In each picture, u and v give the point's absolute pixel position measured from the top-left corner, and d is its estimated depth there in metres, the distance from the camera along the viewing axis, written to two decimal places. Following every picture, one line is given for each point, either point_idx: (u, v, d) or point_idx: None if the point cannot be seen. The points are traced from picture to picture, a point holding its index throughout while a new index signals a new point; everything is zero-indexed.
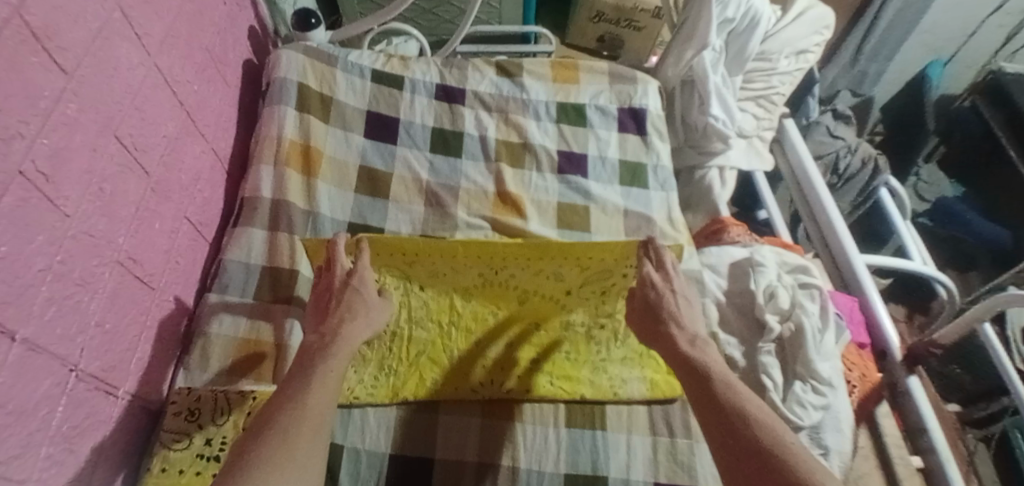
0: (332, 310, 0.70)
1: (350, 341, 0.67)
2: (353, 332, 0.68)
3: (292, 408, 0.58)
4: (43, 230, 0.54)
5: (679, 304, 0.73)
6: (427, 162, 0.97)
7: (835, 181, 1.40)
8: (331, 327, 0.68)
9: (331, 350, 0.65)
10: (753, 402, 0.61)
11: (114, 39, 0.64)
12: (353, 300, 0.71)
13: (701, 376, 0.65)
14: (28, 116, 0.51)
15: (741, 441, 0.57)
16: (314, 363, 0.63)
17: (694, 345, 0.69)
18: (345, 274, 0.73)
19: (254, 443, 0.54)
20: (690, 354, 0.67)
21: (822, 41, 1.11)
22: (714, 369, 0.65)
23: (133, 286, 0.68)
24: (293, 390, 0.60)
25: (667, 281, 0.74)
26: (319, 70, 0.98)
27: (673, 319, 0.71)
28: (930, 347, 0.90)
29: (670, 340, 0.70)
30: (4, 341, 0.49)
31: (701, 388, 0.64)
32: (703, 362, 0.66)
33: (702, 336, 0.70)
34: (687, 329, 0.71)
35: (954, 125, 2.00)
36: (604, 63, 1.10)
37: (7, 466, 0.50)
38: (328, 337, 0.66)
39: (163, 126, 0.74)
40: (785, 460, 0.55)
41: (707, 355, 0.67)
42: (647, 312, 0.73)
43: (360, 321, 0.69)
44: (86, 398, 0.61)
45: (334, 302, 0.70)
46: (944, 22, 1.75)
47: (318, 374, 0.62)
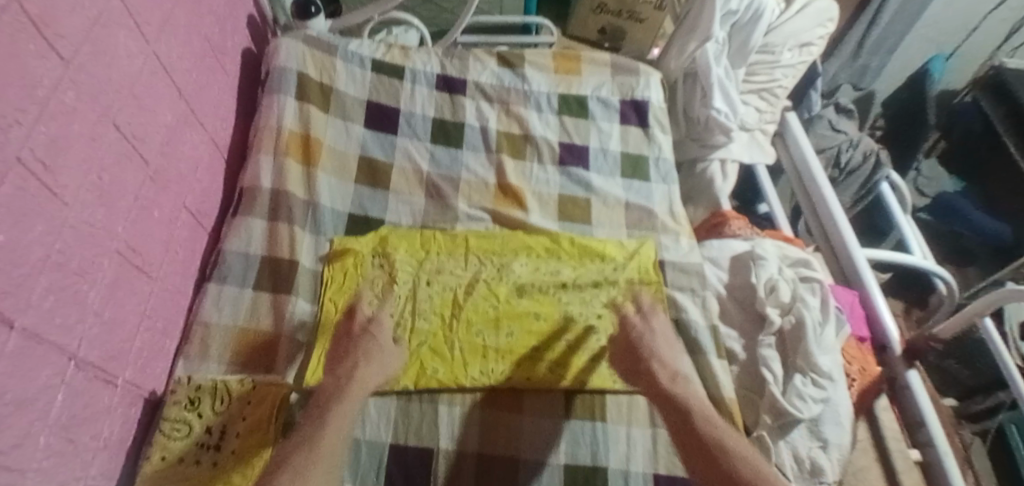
0: (348, 355, 0.70)
1: (364, 387, 0.67)
2: (368, 374, 0.68)
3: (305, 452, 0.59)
4: (41, 219, 0.53)
5: (660, 342, 0.74)
6: (427, 153, 0.97)
7: (836, 174, 1.39)
8: (347, 370, 0.68)
9: (344, 396, 0.65)
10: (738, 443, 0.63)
11: (112, 27, 0.63)
12: (367, 345, 0.71)
13: (685, 415, 0.67)
14: (25, 104, 0.51)
15: (726, 477, 0.60)
16: (328, 406, 0.64)
17: (676, 381, 0.70)
18: (363, 321, 0.73)
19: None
20: (673, 392, 0.69)
21: (826, 34, 1.10)
22: (697, 407, 0.67)
23: (131, 277, 0.67)
24: (302, 437, 0.61)
25: (645, 319, 0.76)
26: (319, 59, 0.97)
27: (654, 355, 0.72)
28: (930, 341, 0.91)
29: (652, 376, 0.71)
30: (3, 330, 0.49)
31: (688, 430, 0.66)
32: (684, 398, 0.68)
33: (682, 373, 0.71)
34: (668, 364, 0.72)
35: (955, 120, 2.00)
36: (606, 55, 1.09)
37: (7, 455, 0.50)
38: (343, 380, 0.67)
39: (162, 116, 0.73)
40: None
41: (689, 390, 0.69)
42: (628, 349, 0.74)
43: (375, 364, 0.70)
44: (85, 388, 0.60)
45: (349, 348, 0.71)
46: (947, 17, 1.75)
47: (331, 415, 0.63)
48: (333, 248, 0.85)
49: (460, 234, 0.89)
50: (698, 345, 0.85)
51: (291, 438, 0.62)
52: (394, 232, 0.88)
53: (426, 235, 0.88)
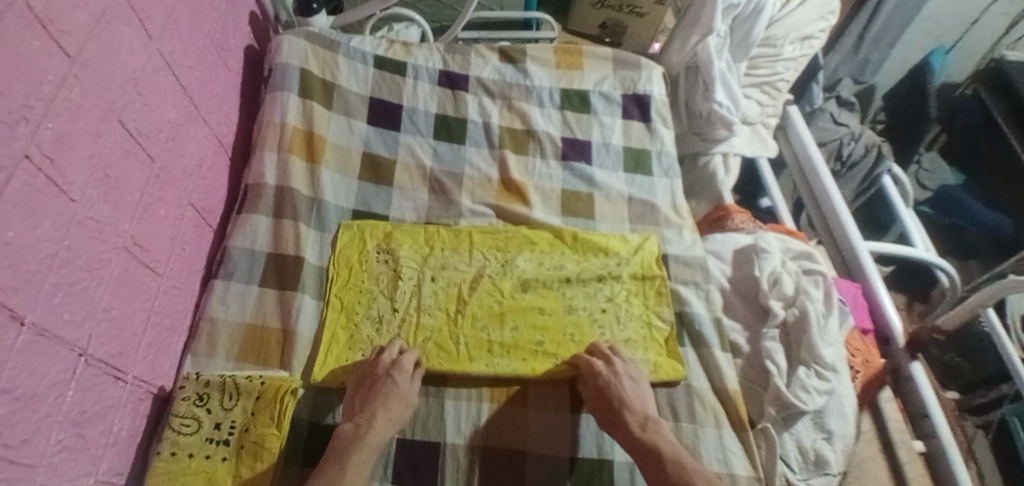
0: (371, 402, 0.70)
1: (383, 434, 0.69)
2: (383, 432, 0.69)
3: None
4: (49, 215, 0.54)
5: (632, 389, 0.75)
6: (430, 149, 0.97)
7: (838, 167, 1.39)
8: (367, 417, 0.69)
9: (362, 447, 0.67)
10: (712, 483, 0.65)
11: (117, 23, 0.63)
12: (388, 390, 0.71)
13: (656, 463, 0.68)
14: (32, 100, 0.51)
15: None
16: (344, 455, 0.66)
17: (646, 427, 0.71)
18: (388, 363, 0.74)
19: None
20: (643, 439, 0.70)
21: (827, 27, 1.10)
22: (668, 451, 0.69)
23: (138, 272, 0.68)
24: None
25: (611, 365, 0.76)
26: (321, 56, 0.98)
27: (625, 404, 0.73)
28: (933, 333, 0.90)
29: (624, 424, 0.72)
30: (13, 326, 0.49)
31: (659, 477, 0.67)
32: (656, 445, 0.69)
33: (653, 416, 0.73)
34: (638, 411, 0.73)
35: (956, 115, 2.01)
36: (607, 50, 1.09)
37: (17, 451, 0.51)
38: (362, 429, 0.68)
39: (166, 114, 0.73)
40: None
41: (661, 437, 0.70)
42: (602, 401, 0.74)
43: (393, 415, 0.70)
44: (95, 383, 0.61)
45: (373, 394, 0.71)
46: (948, 12, 1.75)
47: (350, 464, 0.65)
48: (343, 228, 0.87)
49: (464, 230, 0.90)
50: (702, 338, 0.85)
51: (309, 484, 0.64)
52: (398, 228, 0.89)
53: (428, 231, 0.89)
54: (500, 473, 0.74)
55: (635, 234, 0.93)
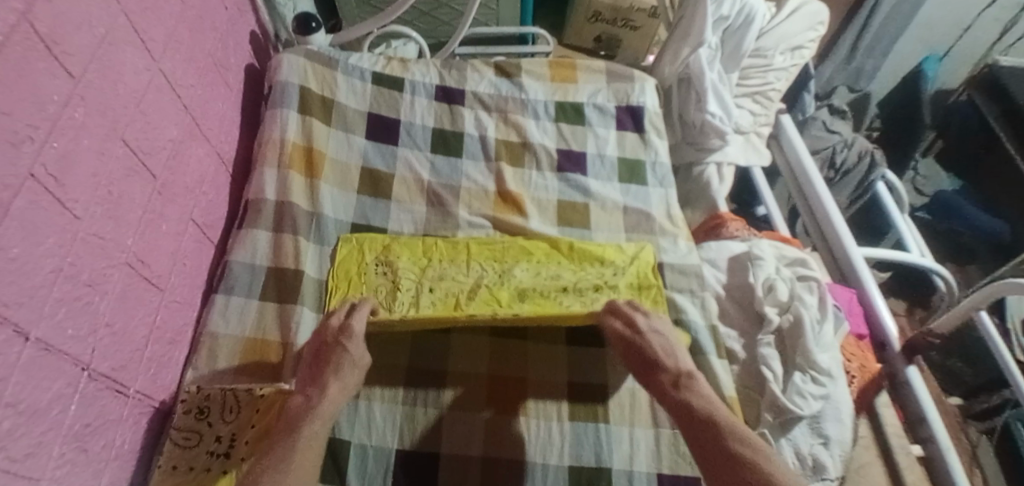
0: (324, 371, 0.70)
1: (336, 402, 0.68)
2: (332, 403, 0.67)
3: (269, 478, 0.59)
4: (53, 232, 0.55)
5: (661, 348, 0.75)
6: (428, 163, 0.98)
7: (833, 175, 1.40)
8: (319, 388, 0.68)
9: (314, 417, 0.65)
10: (747, 444, 0.63)
11: (119, 44, 0.65)
12: (339, 357, 0.70)
13: (695, 424, 0.67)
14: (37, 121, 0.53)
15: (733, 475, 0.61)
16: (295, 428, 0.64)
17: (679, 386, 0.71)
18: (338, 328, 0.73)
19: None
20: (678, 398, 0.70)
21: (817, 37, 1.12)
22: (705, 408, 0.68)
23: (140, 288, 0.69)
24: (271, 461, 0.61)
25: (635, 326, 0.77)
26: (320, 73, 0.99)
27: (660, 361, 0.74)
28: (928, 338, 0.91)
29: (659, 385, 0.72)
30: (17, 342, 0.51)
31: (709, 439, 0.65)
32: (693, 403, 0.69)
33: (686, 374, 0.72)
34: (672, 368, 0.73)
35: (952, 117, 2.03)
36: (601, 63, 1.11)
37: (22, 464, 0.52)
38: (314, 400, 0.67)
39: (168, 131, 0.75)
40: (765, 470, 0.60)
41: (697, 396, 0.70)
42: (641, 361, 0.75)
43: (346, 383, 0.69)
44: (97, 397, 0.62)
45: (324, 362, 0.71)
46: (940, 16, 1.77)
47: (302, 436, 0.63)
48: (342, 241, 0.88)
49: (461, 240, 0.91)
50: (700, 346, 0.86)
51: (259, 461, 0.62)
52: (397, 241, 0.89)
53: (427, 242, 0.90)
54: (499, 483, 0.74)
55: (631, 243, 0.94)
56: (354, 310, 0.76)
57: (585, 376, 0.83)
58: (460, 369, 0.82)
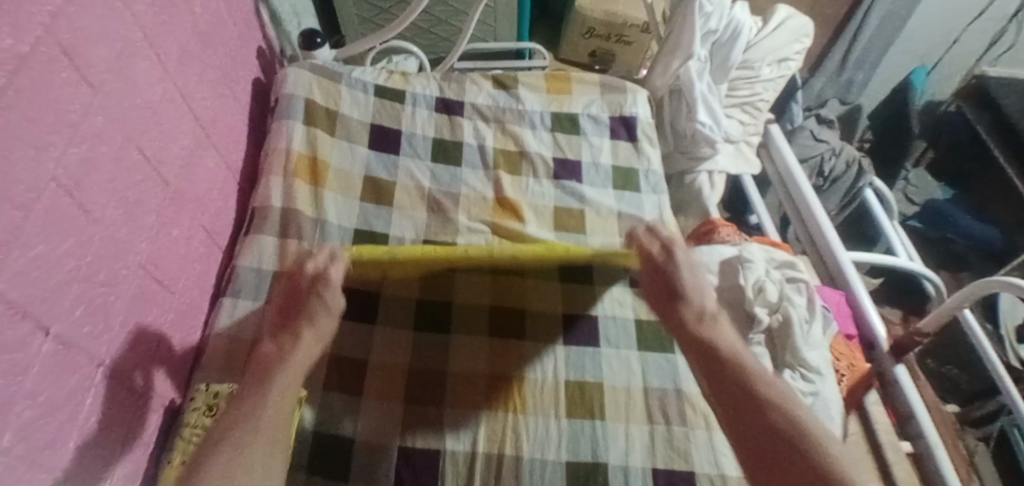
0: (296, 319, 0.63)
1: (308, 354, 0.62)
2: (306, 356, 0.62)
3: (236, 435, 0.54)
4: (73, 234, 0.58)
5: (690, 278, 0.67)
6: (428, 171, 1.02)
7: (821, 183, 1.46)
8: (290, 338, 0.62)
9: (282, 371, 0.59)
10: (781, 397, 0.57)
11: (136, 57, 0.68)
12: (313, 307, 0.63)
13: (720, 364, 0.61)
14: (60, 128, 0.56)
15: (756, 413, 0.56)
16: (264, 382, 0.58)
17: (703, 322, 0.64)
18: (311, 273, 0.65)
19: (199, 473, 0.51)
20: (703, 336, 0.63)
21: (803, 49, 1.17)
22: (726, 347, 0.62)
23: (153, 289, 0.72)
24: (237, 419, 0.55)
25: (670, 253, 0.70)
26: (325, 86, 1.03)
27: (686, 294, 0.66)
28: (914, 337, 0.93)
29: (678, 319, 0.65)
30: (38, 336, 0.54)
31: (727, 376, 0.60)
32: (714, 342, 0.62)
33: (711, 310, 0.66)
34: (695, 303, 0.66)
35: (940, 131, 2.06)
36: (595, 76, 1.16)
37: (40, 454, 0.54)
38: (285, 352, 0.61)
39: (180, 140, 0.79)
40: (786, 410, 0.56)
41: (719, 333, 0.64)
42: (663, 291, 0.68)
43: (321, 332, 0.64)
44: (110, 393, 0.65)
45: (297, 309, 0.63)
46: (929, 30, 1.89)
47: (273, 392, 0.57)
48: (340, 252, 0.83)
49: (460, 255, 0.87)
50: None
51: (222, 418, 0.56)
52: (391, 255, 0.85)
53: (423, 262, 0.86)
54: (498, 477, 0.76)
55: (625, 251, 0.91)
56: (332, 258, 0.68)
57: (580, 374, 0.86)
58: (459, 369, 0.85)
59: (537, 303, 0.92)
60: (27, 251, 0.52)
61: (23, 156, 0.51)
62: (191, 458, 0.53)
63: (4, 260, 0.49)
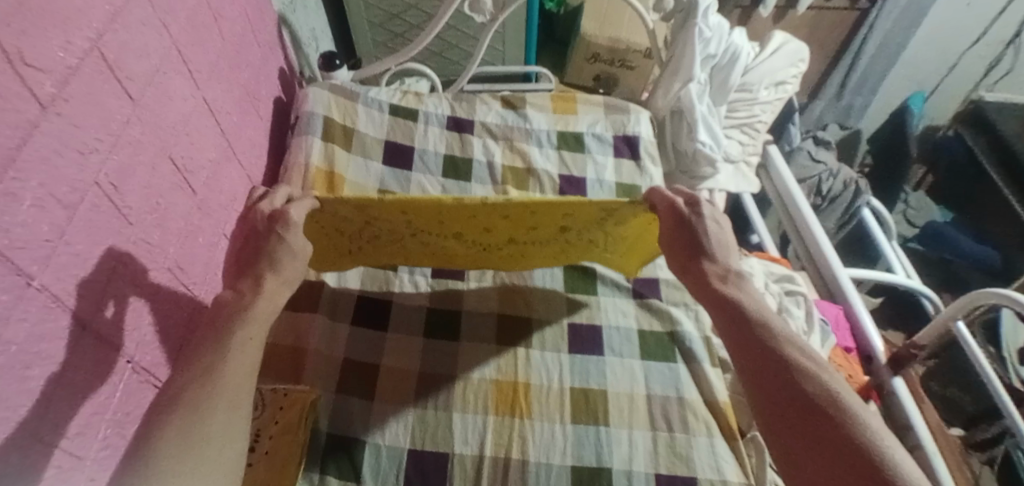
0: (260, 264, 0.67)
1: (270, 301, 0.65)
2: (265, 307, 0.64)
3: (197, 392, 0.56)
4: (110, 235, 0.61)
5: (714, 238, 0.74)
6: (439, 186, 1.06)
7: (819, 201, 1.53)
8: (253, 286, 0.65)
9: (247, 320, 0.62)
10: (795, 346, 0.65)
11: (170, 73, 0.73)
12: (275, 247, 0.68)
13: (737, 315, 0.69)
14: (101, 135, 0.59)
15: (775, 366, 0.64)
16: (227, 331, 0.61)
17: (726, 281, 0.72)
18: (271, 214, 0.70)
19: (158, 429, 0.54)
20: (724, 292, 0.71)
21: (798, 73, 1.23)
22: (748, 305, 0.69)
23: (177, 291, 0.75)
24: (196, 374, 0.57)
25: (694, 207, 0.75)
26: (343, 105, 1.08)
27: (707, 255, 0.74)
28: (912, 350, 0.96)
29: (703, 277, 0.73)
30: (75, 328, 0.57)
31: (743, 331, 0.67)
32: (738, 299, 0.70)
33: (734, 269, 0.73)
34: (720, 263, 0.73)
35: (939, 155, 2.17)
36: (600, 97, 1.21)
37: (70, 442, 0.57)
38: (247, 299, 0.64)
39: (207, 152, 0.83)
40: (801, 363, 0.63)
41: (741, 291, 0.71)
42: (687, 248, 0.75)
43: (284, 277, 0.67)
44: (136, 388, 0.68)
45: (259, 252, 0.67)
46: (924, 57, 1.98)
47: (234, 346, 0.60)
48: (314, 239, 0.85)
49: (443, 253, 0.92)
50: (693, 355, 0.93)
51: (183, 370, 0.58)
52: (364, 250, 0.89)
53: (398, 247, 0.89)
54: (506, 477, 0.79)
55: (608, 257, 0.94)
56: (291, 200, 0.72)
57: (585, 380, 0.88)
58: (467, 372, 0.87)
59: (542, 313, 0.95)
60: (69, 249, 0.56)
61: (69, 160, 0.55)
62: (150, 410, 0.56)
63: (49, 255, 0.53)
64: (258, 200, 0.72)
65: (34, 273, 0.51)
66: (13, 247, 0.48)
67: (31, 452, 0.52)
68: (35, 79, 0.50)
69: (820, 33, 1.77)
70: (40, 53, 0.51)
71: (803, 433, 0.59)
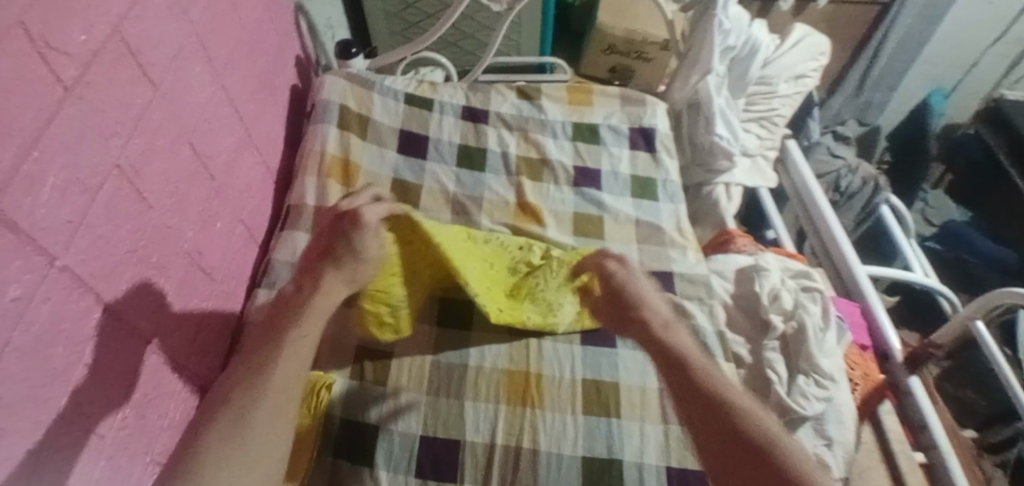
0: (324, 262, 0.70)
1: (328, 299, 0.68)
2: (323, 304, 0.67)
3: (243, 394, 0.59)
4: (131, 218, 0.62)
5: (642, 292, 0.75)
6: (453, 176, 1.06)
7: (837, 197, 1.53)
8: (313, 282, 0.68)
9: (310, 315, 0.65)
10: (736, 394, 0.64)
11: (190, 60, 0.73)
12: (343, 246, 0.70)
13: (680, 365, 0.67)
14: (123, 119, 0.60)
15: (721, 419, 0.62)
16: (281, 332, 0.64)
17: (667, 328, 0.71)
18: (344, 213, 0.72)
19: (202, 434, 0.56)
20: (665, 340, 0.70)
21: (817, 66, 1.20)
22: (690, 355, 0.68)
23: (196, 275, 0.76)
24: (246, 374, 0.60)
25: (621, 260, 0.79)
26: (358, 94, 1.09)
27: (642, 304, 0.74)
28: (928, 349, 0.95)
29: (645, 326, 0.72)
30: (96, 308, 0.58)
31: (685, 383, 0.66)
32: (678, 348, 0.69)
33: (670, 319, 0.73)
34: (658, 312, 0.73)
35: (955, 153, 2.16)
36: (615, 89, 1.20)
37: (89, 420, 0.57)
38: (307, 294, 0.67)
39: (226, 139, 0.84)
40: (739, 414, 0.62)
41: (681, 339, 0.70)
42: (619, 304, 0.75)
43: (345, 275, 0.70)
44: (155, 370, 0.68)
45: (325, 252, 0.70)
46: (945, 54, 1.93)
47: (287, 347, 0.62)
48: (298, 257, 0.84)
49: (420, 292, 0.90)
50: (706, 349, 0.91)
51: (238, 368, 0.62)
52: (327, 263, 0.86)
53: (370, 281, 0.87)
54: (518, 467, 0.79)
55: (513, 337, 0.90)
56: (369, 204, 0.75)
57: (597, 373, 0.88)
58: (479, 362, 0.87)
59: None
60: (92, 231, 0.56)
61: (91, 144, 0.55)
62: (204, 408, 0.59)
63: (72, 237, 0.53)
64: (342, 202, 0.76)
65: (57, 254, 0.51)
66: (36, 228, 0.49)
67: (54, 431, 0.52)
68: (58, 63, 0.51)
69: (840, 28, 1.75)
70: (62, 36, 0.51)
71: (748, 476, 0.58)
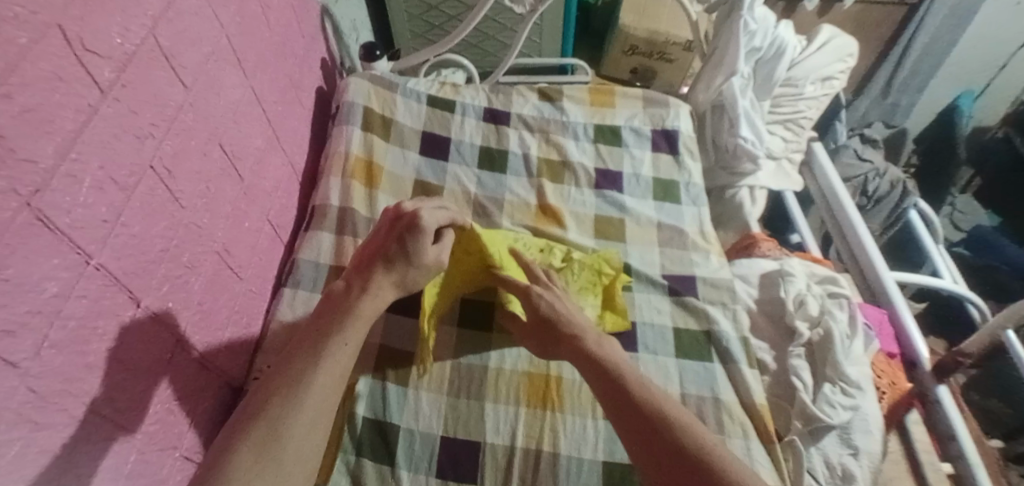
0: (375, 266, 0.73)
1: (373, 305, 0.71)
2: (369, 306, 0.70)
3: (281, 401, 0.61)
4: (164, 217, 0.63)
5: (567, 314, 0.79)
6: (474, 177, 1.06)
7: (864, 202, 1.48)
8: (362, 285, 0.72)
9: (356, 319, 0.68)
10: (673, 405, 0.68)
11: (220, 62, 0.74)
12: (397, 247, 0.73)
13: (614, 379, 0.70)
14: (157, 120, 0.61)
15: (653, 429, 0.65)
16: (321, 340, 0.66)
17: (598, 343, 0.75)
18: (404, 215, 0.75)
19: (240, 439, 0.58)
20: (596, 352, 0.74)
21: (845, 68, 1.19)
22: (623, 369, 0.72)
23: (225, 274, 0.77)
24: (288, 379, 0.62)
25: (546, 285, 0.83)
26: (381, 95, 1.09)
27: (570, 324, 0.77)
28: (956, 358, 0.92)
29: (576, 343, 0.75)
30: (131, 306, 0.59)
31: (619, 396, 0.69)
32: (609, 362, 0.72)
33: (599, 336, 0.76)
34: (588, 332, 0.77)
35: (985, 157, 2.11)
36: (638, 90, 1.19)
37: (120, 415, 0.58)
38: (357, 297, 0.70)
39: (254, 140, 0.85)
40: (672, 423, 0.66)
41: (612, 354, 0.74)
42: (549, 330, 0.79)
43: (397, 277, 0.74)
44: (186, 367, 0.69)
45: (376, 257, 0.74)
46: (973, 56, 1.90)
47: (327, 356, 0.64)
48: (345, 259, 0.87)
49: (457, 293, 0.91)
50: (730, 355, 0.90)
51: (280, 372, 0.63)
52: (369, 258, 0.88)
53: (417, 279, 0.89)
54: (538, 470, 0.79)
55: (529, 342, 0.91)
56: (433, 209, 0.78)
57: None
58: (500, 364, 0.87)
59: None
60: (127, 229, 0.57)
61: (126, 144, 0.56)
62: (245, 412, 0.61)
63: (107, 236, 0.54)
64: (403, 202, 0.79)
65: (92, 252, 0.52)
66: (73, 226, 0.50)
67: (87, 425, 0.53)
68: (94, 64, 0.52)
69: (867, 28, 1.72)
70: (98, 38, 0.52)
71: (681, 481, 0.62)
